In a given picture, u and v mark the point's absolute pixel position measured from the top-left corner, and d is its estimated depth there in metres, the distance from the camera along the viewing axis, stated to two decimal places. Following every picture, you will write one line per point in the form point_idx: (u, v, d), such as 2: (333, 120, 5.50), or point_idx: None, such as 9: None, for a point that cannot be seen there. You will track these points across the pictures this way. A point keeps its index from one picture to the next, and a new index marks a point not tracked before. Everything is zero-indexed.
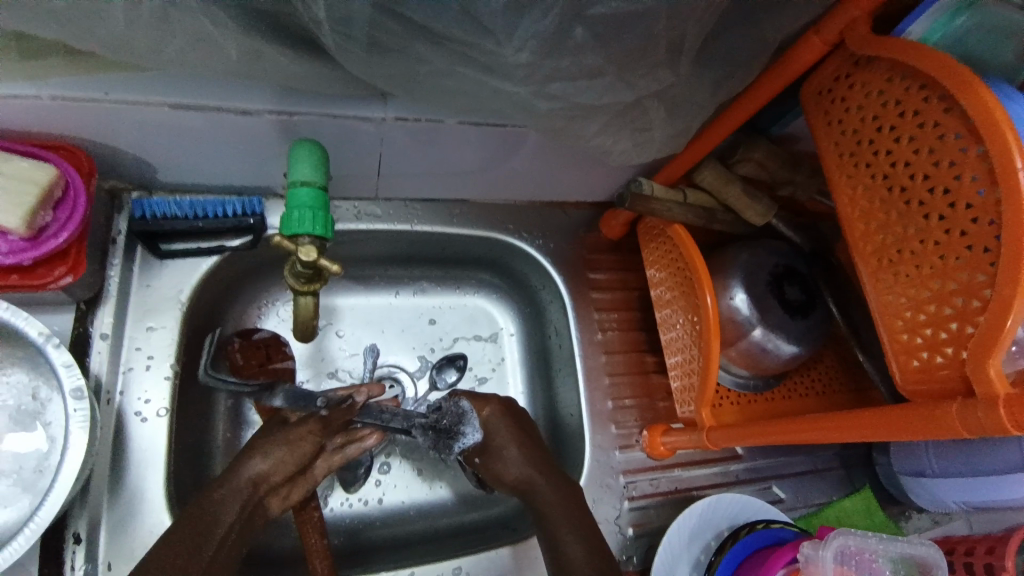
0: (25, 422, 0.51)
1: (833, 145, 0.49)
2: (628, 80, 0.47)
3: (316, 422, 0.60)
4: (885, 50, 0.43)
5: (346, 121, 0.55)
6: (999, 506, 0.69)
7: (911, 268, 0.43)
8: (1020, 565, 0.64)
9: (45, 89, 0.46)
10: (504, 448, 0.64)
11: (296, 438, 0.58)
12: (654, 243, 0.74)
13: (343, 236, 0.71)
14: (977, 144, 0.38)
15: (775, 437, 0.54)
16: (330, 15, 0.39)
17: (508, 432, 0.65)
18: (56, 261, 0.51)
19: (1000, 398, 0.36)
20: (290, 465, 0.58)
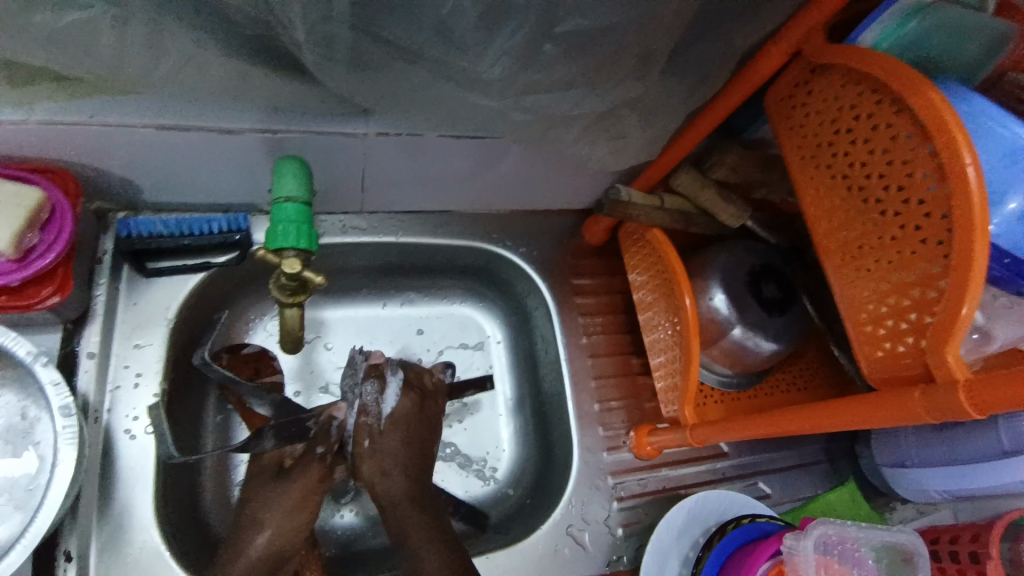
0: (12, 442, 0.51)
1: (795, 148, 0.51)
2: (599, 91, 0.49)
3: (319, 469, 0.58)
4: (838, 57, 0.45)
5: (329, 137, 0.56)
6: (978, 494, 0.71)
7: (872, 263, 0.45)
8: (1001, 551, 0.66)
9: (30, 113, 0.47)
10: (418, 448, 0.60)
11: (294, 496, 0.57)
12: (634, 247, 0.76)
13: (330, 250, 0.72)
14: (927, 143, 0.41)
15: (757, 431, 0.55)
16: (310, 37, 0.41)
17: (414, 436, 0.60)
18: (44, 281, 0.52)
19: (959, 381, 0.38)
20: (298, 526, 0.56)
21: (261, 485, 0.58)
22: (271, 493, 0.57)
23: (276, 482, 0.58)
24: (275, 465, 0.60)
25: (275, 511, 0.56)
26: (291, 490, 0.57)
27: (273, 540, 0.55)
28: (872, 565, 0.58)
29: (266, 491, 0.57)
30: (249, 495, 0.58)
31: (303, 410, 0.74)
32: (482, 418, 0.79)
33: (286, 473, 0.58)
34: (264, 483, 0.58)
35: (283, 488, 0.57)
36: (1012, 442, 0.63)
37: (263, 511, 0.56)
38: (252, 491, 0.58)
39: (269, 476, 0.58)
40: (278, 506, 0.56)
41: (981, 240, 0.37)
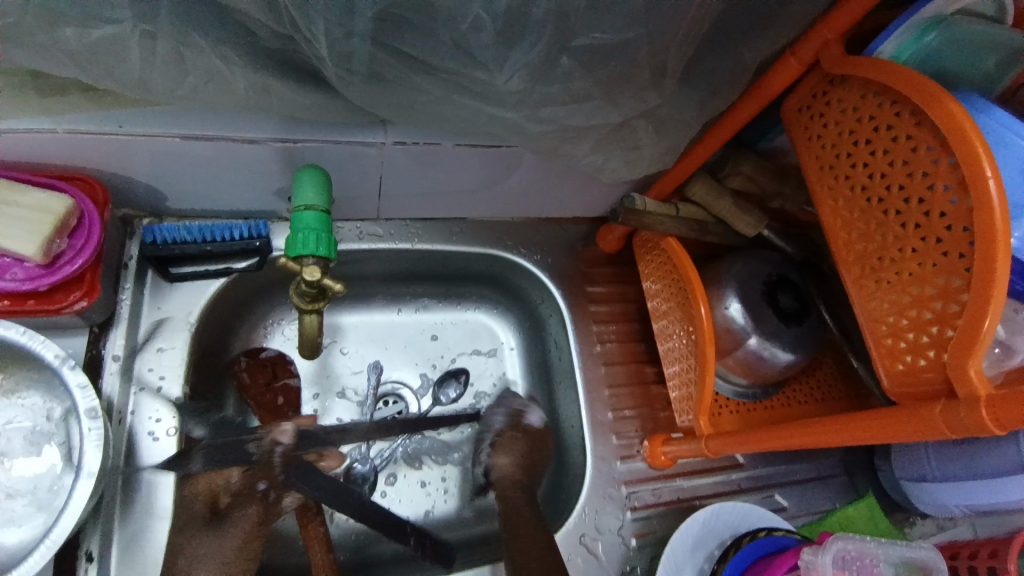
0: (39, 443, 0.53)
1: (813, 159, 0.51)
2: (615, 102, 0.49)
3: (256, 509, 0.58)
4: (857, 67, 0.45)
5: (348, 146, 0.58)
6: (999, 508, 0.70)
7: (892, 275, 0.45)
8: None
9: (60, 124, 0.49)
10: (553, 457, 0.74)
11: (236, 538, 0.56)
12: (649, 256, 0.75)
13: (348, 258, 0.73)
14: (948, 155, 0.40)
15: (774, 443, 0.55)
16: (332, 51, 0.42)
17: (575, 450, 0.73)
18: (72, 286, 0.53)
19: (981, 396, 0.37)
20: (247, 565, 0.56)
21: (191, 534, 0.55)
22: (213, 542, 0.55)
23: (211, 528, 0.56)
24: (206, 510, 0.57)
25: (213, 557, 0.55)
26: (234, 533, 0.56)
27: None
28: None
29: (200, 540, 0.55)
30: (175, 547, 0.55)
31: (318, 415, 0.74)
32: None
33: (222, 517, 0.57)
34: (195, 532, 0.55)
35: (223, 534, 0.56)
36: None
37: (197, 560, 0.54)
38: (180, 541, 0.55)
39: (201, 523, 0.56)
40: (220, 551, 0.55)
41: (1004, 254, 0.37)
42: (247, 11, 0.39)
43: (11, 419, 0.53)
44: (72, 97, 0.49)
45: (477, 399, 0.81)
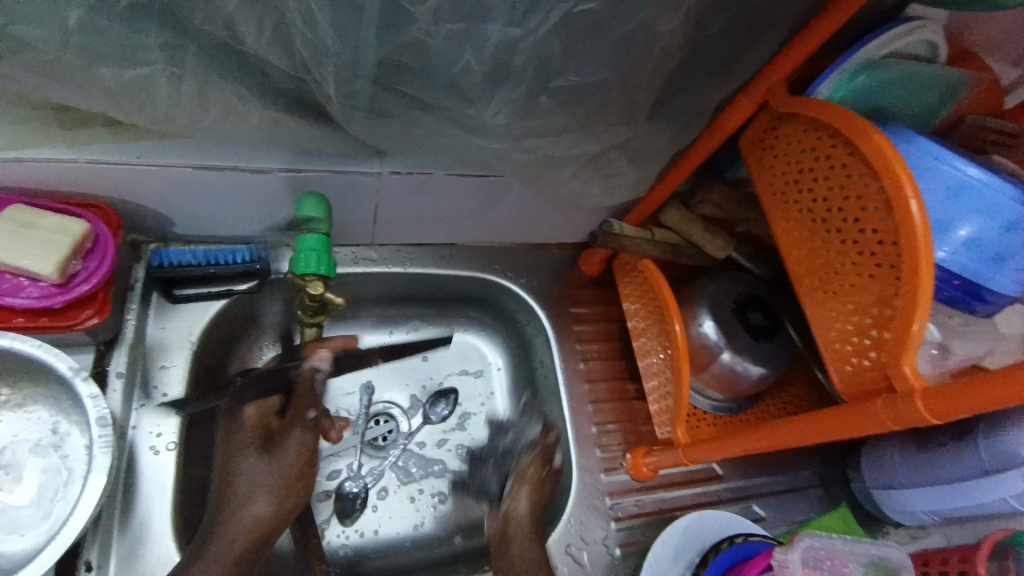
0: (44, 453, 0.56)
1: (767, 187, 0.57)
2: (591, 134, 0.55)
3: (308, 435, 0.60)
4: (798, 106, 0.51)
5: (348, 175, 0.62)
6: (970, 516, 0.72)
7: (838, 287, 0.50)
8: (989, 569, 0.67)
9: (83, 154, 0.53)
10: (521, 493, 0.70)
11: (284, 470, 0.58)
12: (629, 278, 0.80)
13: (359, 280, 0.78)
14: (876, 180, 0.46)
15: (745, 446, 0.59)
16: (339, 90, 0.47)
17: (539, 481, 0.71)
18: (84, 304, 0.56)
19: (916, 390, 0.42)
20: (288, 495, 0.58)
21: (246, 453, 0.58)
22: (262, 467, 0.58)
23: (264, 457, 0.58)
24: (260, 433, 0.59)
25: (269, 478, 0.58)
26: (284, 462, 0.58)
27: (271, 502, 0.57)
28: None
29: (254, 464, 0.58)
30: (235, 455, 0.58)
31: None
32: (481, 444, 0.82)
33: (275, 444, 0.59)
34: (246, 457, 0.58)
35: (273, 464, 0.58)
36: (992, 461, 0.64)
37: (257, 478, 0.57)
38: (234, 452, 0.58)
39: (255, 448, 0.58)
40: (271, 477, 0.58)
41: (925, 265, 0.42)
42: (264, 56, 0.44)
43: (19, 432, 0.56)
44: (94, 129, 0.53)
45: (465, 418, 0.83)
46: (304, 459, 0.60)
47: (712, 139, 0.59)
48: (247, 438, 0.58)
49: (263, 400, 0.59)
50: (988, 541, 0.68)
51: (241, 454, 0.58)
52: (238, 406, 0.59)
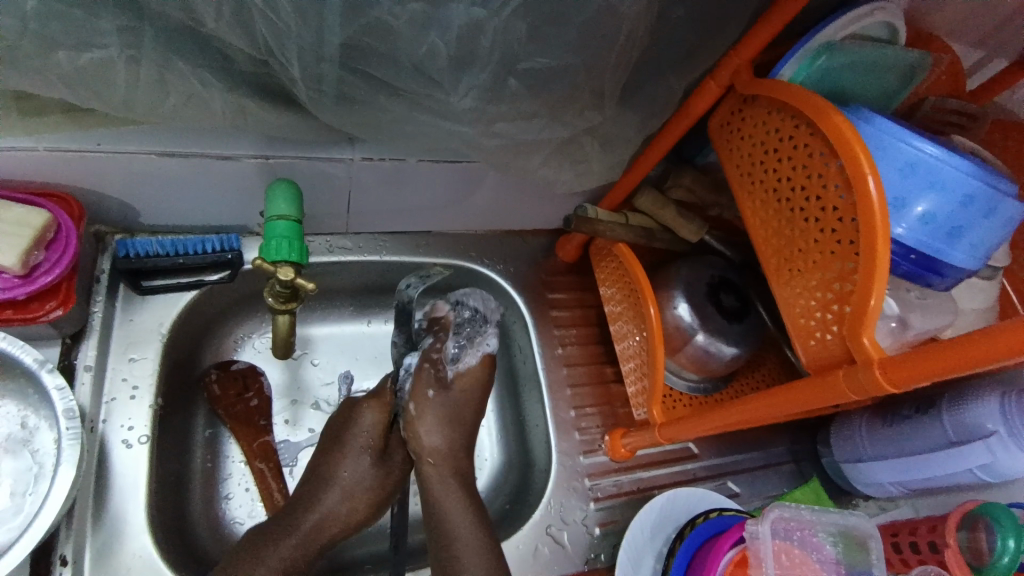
0: (14, 450, 0.55)
1: (734, 168, 0.58)
2: (561, 118, 0.55)
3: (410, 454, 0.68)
4: (762, 89, 0.52)
5: (318, 162, 0.62)
6: (936, 487, 0.74)
7: (802, 264, 0.52)
8: (959, 541, 0.68)
9: (40, 142, 0.52)
10: (445, 507, 0.63)
11: (372, 480, 0.64)
12: (605, 263, 0.81)
13: (400, 310, 0.72)
14: (836, 159, 0.47)
15: (716, 423, 0.60)
16: (304, 74, 0.46)
17: (450, 492, 0.63)
18: (48, 296, 0.55)
19: (875, 361, 0.44)
20: (362, 500, 0.64)
21: (352, 451, 0.64)
22: (364, 466, 0.64)
23: (378, 463, 0.65)
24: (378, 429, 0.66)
25: (369, 483, 0.64)
26: (386, 471, 0.66)
27: (367, 501, 0.64)
28: (830, 551, 0.62)
29: (360, 465, 0.64)
30: (342, 448, 0.65)
31: (289, 425, 0.75)
32: None
33: (389, 457, 0.67)
34: (361, 457, 0.64)
35: (370, 472, 0.64)
36: (956, 432, 0.68)
37: (362, 478, 0.64)
38: (340, 449, 0.65)
39: (376, 449, 0.66)
40: (374, 479, 0.65)
41: (880, 241, 0.44)
42: (227, 39, 0.43)
43: None
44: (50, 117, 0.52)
45: None
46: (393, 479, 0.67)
47: (680, 122, 0.60)
48: (359, 442, 0.65)
49: (382, 401, 0.66)
50: (958, 512, 0.69)
51: (351, 452, 0.65)
52: (359, 409, 0.66)
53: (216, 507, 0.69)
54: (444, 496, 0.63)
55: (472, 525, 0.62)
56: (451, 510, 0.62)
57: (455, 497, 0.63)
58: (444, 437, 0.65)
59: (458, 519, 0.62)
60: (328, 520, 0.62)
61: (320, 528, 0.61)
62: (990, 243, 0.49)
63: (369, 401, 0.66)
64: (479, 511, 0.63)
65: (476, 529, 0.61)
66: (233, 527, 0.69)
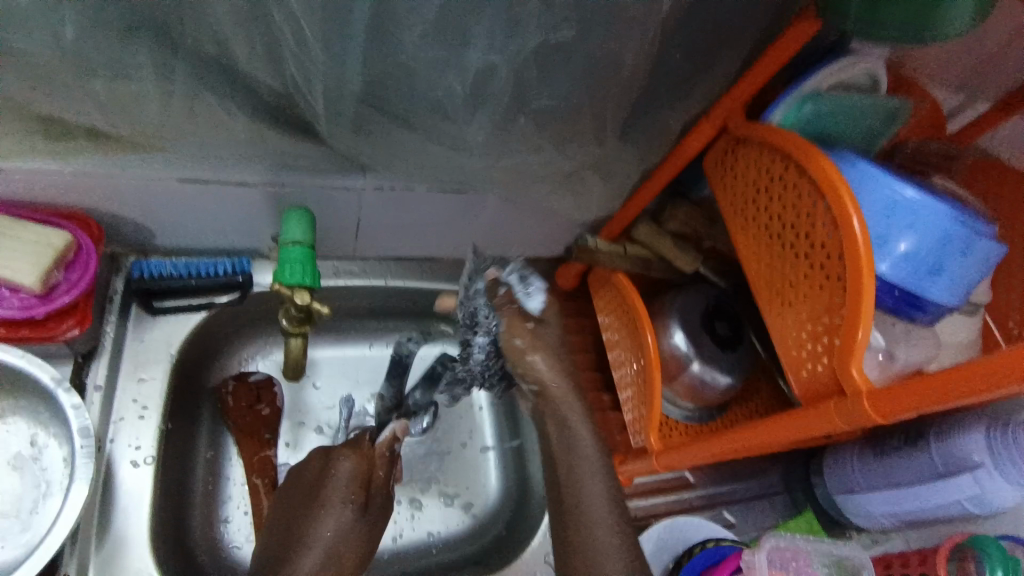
0: (22, 467, 0.56)
1: (728, 206, 0.62)
2: (565, 154, 0.59)
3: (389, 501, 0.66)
4: (753, 133, 0.56)
5: (332, 188, 0.64)
6: (928, 518, 0.76)
7: (792, 297, 0.54)
8: (951, 572, 0.69)
9: (67, 165, 0.54)
10: (578, 454, 0.61)
11: (358, 536, 0.60)
12: (603, 291, 0.83)
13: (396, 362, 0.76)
14: (822, 200, 0.51)
15: (712, 449, 0.62)
16: (328, 109, 0.50)
17: (579, 439, 0.61)
18: (65, 316, 0.56)
19: (863, 392, 0.46)
20: (346, 559, 0.58)
21: (333, 505, 0.60)
22: (346, 523, 0.60)
23: (359, 514, 0.61)
24: (358, 474, 0.63)
25: (346, 537, 0.59)
26: (361, 524, 0.61)
27: (340, 559, 0.58)
28: None
29: (340, 516, 0.60)
30: (319, 504, 0.60)
31: (291, 447, 0.76)
32: (458, 458, 0.83)
33: (373, 509, 0.63)
34: (345, 510, 0.60)
35: (356, 526, 0.60)
36: (944, 464, 0.70)
37: (334, 533, 0.59)
38: (318, 504, 0.60)
39: (354, 500, 0.61)
40: (351, 531, 0.60)
41: (866, 278, 0.47)
42: (258, 76, 0.46)
43: None
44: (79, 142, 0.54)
45: (441, 434, 0.84)
46: (372, 534, 0.62)
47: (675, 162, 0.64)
48: (341, 493, 0.61)
49: (362, 452, 0.65)
50: (947, 544, 0.70)
51: (320, 504, 0.60)
52: (335, 461, 0.64)
53: (215, 528, 0.69)
54: (581, 443, 0.61)
55: (599, 467, 0.61)
56: (583, 451, 0.61)
57: (587, 437, 0.62)
58: (558, 361, 0.64)
59: (588, 461, 0.61)
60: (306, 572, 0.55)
61: None
62: (967, 280, 0.52)
63: (348, 451, 0.64)
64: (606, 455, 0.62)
65: (602, 473, 0.60)
66: (230, 551, 0.69)
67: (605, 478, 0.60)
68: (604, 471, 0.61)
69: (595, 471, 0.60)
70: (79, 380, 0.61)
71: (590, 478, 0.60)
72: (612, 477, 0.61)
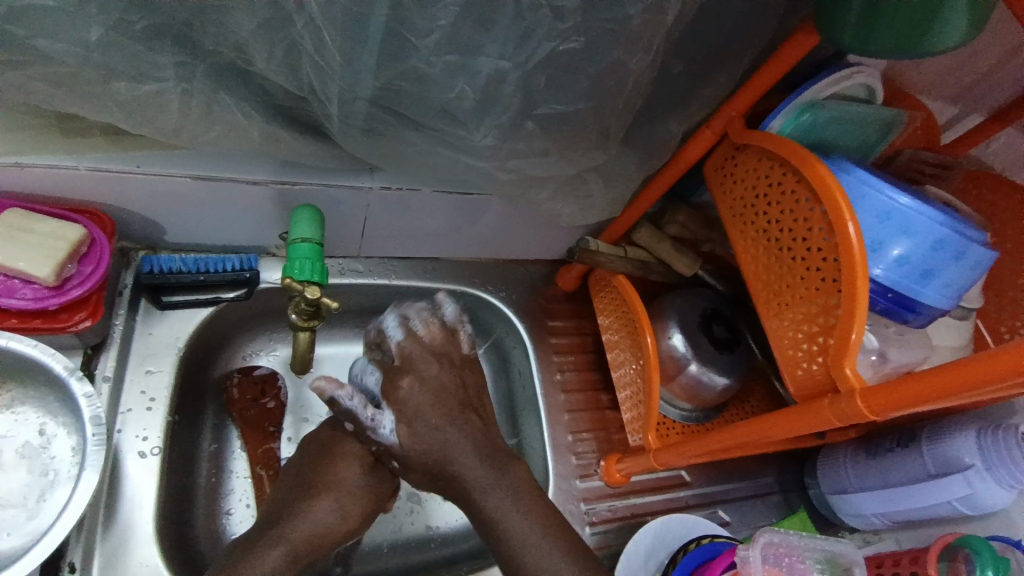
0: (30, 456, 0.57)
1: (727, 209, 0.63)
2: (569, 158, 0.60)
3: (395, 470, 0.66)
4: (753, 139, 0.58)
5: (339, 188, 0.66)
6: (919, 519, 0.77)
7: (788, 298, 0.56)
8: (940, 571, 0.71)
9: (82, 161, 0.55)
10: (490, 501, 0.56)
11: (367, 489, 0.61)
12: (603, 293, 0.85)
13: None
14: (819, 204, 0.52)
15: (708, 446, 0.63)
16: (340, 110, 0.51)
17: (479, 482, 0.57)
18: (77, 308, 0.58)
19: (856, 390, 0.47)
20: (356, 508, 0.60)
21: (345, 459, 0.61)
22: (354, 478, 0.60)
23: (366, 472, 0.61)
24: (367, 437, 0.63)
25: (349, 493, 0.60)
26: (365, 482, 0.61)
27: (340, 512, 0.59)
28: None
29: (347, 471, 0.61)
30: (331, 459, 0.61)
31: (292, 441, 0.76)
32: None
33: (383, 465, 0.64)
34: (354, 466, 0.61)
35: (365, 479, 0.61)
36: (935, 465, 0.72)
37: (338, 485, 0.60)
38: (330, 456, 0.61)
39: (363, 460, 0.62)
40: (349, 488, 0.60)
41: (861, 280, 0.48)
42: (273, 78, 0.48)
43: (5, 433, 0.57)
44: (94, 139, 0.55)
45: None
46: (378, 494, 0.62)
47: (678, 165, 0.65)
48: (351, 449, 0.62)
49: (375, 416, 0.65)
50: (937, 545, 0.72)
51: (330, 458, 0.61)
52: (349, 421, 0.65)
53: (217, 520, 0.70)
54: (483, 488, 0.56)
55: (524, 514, 0.56)
56: (494, 497, 0.56)
57: (495, 482, 0.57)
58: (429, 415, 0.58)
59: (505, 507, 0.56)
60: (299, 521, 0.57)
61: (302, 535, 0.57)
62: (959, 285, 0.54)
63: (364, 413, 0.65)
64: (525, 496, 0.57)
65: (529, 514, 0.56)
66: None
67: (535, 519, 0.56)
68: (529, 513, 0.56)
69: (519, 515, 0.56)
70: (89, 367, 0.63)
71: (514, 521, 0.56)
72: (544, 516, 0.56)
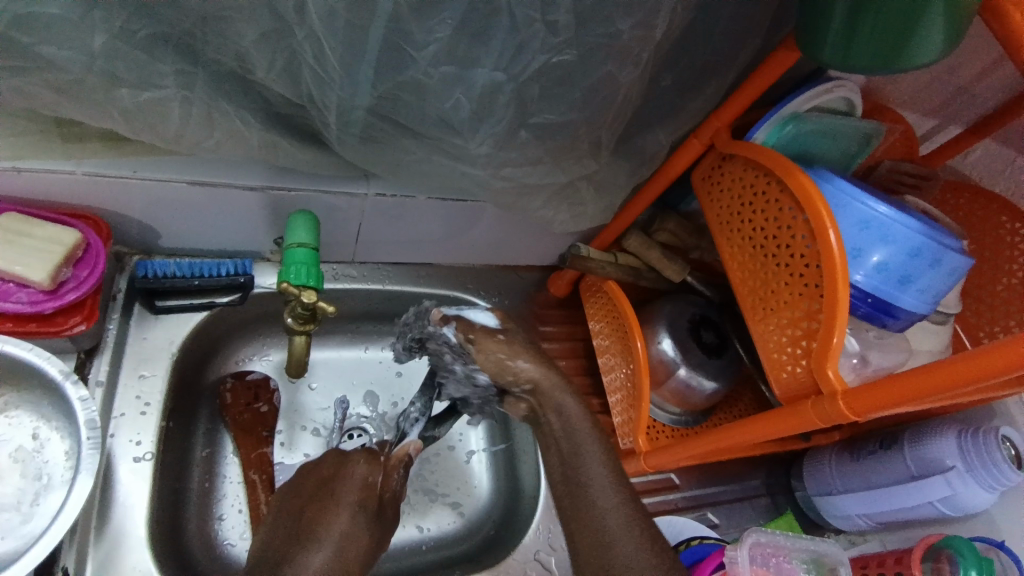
0: (24, 460, 0.57)
1: (714, 217, 0.65)
2: (561, 166, 0.62)
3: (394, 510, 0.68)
4: (739, 150, 0.60)
5: (336, 195, 0.67)
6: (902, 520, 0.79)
7: (774, 302, 0.57)
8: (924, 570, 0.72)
9: (80, 166, 0.55)
10: (589, 467, 0.60)
11: (367, 539, 0.61)
12: (594, 299, 0.86)
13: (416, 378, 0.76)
14: (802, 212, 0.54)
15: (697, 449, 0.65)
16: (338, 119, 0.52)
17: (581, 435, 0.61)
18: (72, 312, 0.58)
19: (839, 391, 0.49)
20: (354, 557, 0.59)
21: (346, 507, 0.62)
22: (356, 524, 0.61)
23: (366, 520, 0.62)
24: (366, 482, 0.65)
25: (351, 540, 0.60)
26: (369, 527, 0.62)
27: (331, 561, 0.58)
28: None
29: (341, 518, 0.61)
30: (331, 500, 0.62)
31: (286, 447, 0.77)
32: (449, 464, 0.84)
33: (382, 516, 0.65)
34: (357, 512, 0.62)
35: (364, 528, 0.61)
36: (917, 467, 0.74)
37: (332, 529, 0.60)
38: (330, 501, 0.62)
39: (366, 510, 0.63)
40: (349, 535, 0.60)
41: (842, 285, 0.50)
42: (273, 87, 0.49)
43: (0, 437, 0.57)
44: (91, 144, 0.56)
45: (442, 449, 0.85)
46: (378, 540, 0.63)
47: (666, 173, 0.67)
48: (351, 498, 0.63)
49: (376, 459, 0.67)
50: (921, 545, 0.73)
51: (327, 503, 0.62)
52: (350, 462, 0.66)
53: (209, 526, 0.70)
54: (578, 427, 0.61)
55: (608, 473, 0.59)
56: (594, 474, 0.59)
57: (596, 458, 0.60)
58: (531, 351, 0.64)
59: (600, 480, 0.59)
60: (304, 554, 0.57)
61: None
62: (937, 290, 0.56)
63: (365, 457, 0.67)
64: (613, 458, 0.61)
65: (620, 487, 0.59)
66: (225, 548, 0.70)
67: (619, 490, 0.59)
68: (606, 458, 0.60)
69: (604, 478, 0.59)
70: (82, 369, 0.63)
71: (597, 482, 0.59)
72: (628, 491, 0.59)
